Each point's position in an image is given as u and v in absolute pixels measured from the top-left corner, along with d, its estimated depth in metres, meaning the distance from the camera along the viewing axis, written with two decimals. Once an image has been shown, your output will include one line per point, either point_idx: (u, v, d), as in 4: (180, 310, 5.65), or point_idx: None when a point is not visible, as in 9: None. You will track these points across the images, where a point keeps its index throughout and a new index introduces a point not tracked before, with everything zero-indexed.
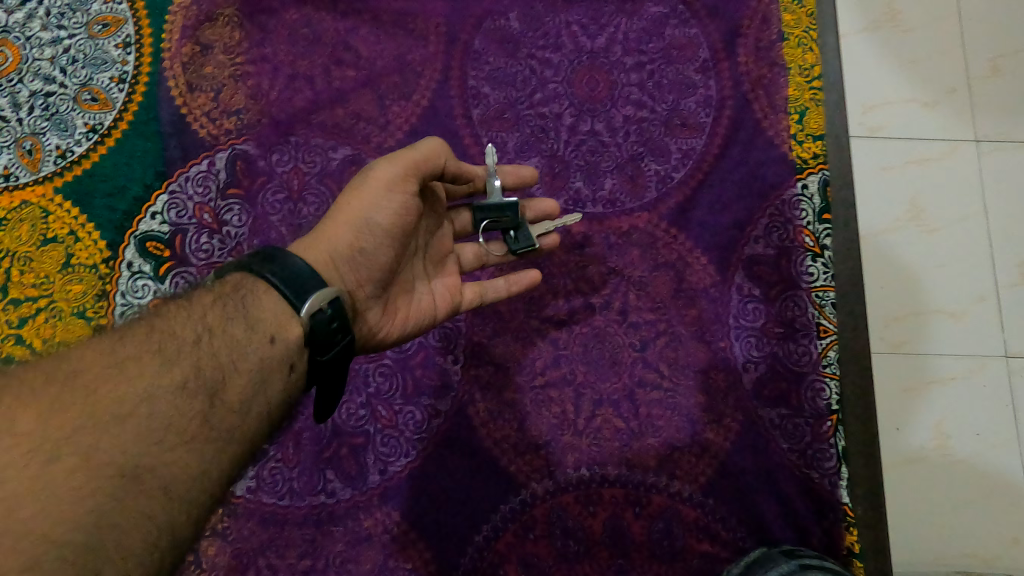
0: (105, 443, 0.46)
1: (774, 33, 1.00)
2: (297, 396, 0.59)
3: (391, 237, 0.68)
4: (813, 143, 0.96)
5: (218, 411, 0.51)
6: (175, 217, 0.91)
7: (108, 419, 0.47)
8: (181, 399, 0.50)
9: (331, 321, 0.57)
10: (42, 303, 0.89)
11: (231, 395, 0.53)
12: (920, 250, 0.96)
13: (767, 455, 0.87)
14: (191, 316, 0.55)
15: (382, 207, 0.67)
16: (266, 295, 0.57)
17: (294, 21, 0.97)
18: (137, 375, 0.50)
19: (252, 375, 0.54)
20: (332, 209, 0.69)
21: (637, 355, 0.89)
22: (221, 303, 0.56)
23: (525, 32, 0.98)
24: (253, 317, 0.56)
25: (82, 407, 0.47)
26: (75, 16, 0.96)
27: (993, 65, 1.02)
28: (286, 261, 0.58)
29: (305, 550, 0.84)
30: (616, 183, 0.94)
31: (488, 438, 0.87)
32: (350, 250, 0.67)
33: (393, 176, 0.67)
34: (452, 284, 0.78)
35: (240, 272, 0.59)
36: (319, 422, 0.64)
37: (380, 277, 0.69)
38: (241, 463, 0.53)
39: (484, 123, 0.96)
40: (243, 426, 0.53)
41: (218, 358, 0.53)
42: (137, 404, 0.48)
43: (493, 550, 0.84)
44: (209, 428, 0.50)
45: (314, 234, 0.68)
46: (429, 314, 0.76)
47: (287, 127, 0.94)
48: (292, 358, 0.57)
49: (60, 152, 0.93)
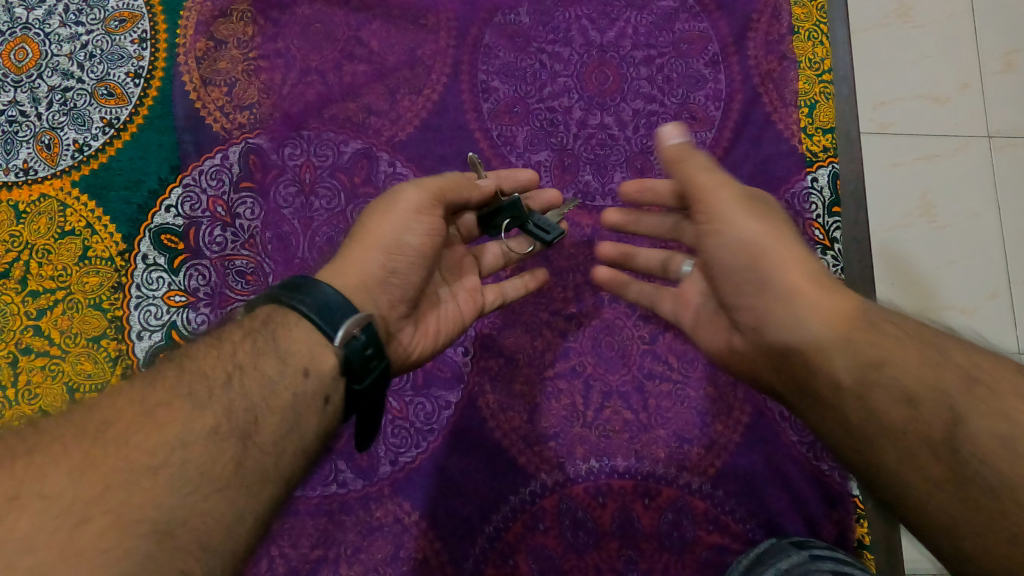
0: (138, 498, 0.44)
1: (784, 26, 1.01)
2: (335, 429, 0.58)
3: (421, 256, 0.68)
4: (822, 136, 0.98)
5: (252, 452, 0.50)
6: (189, 210, 0.92)
7: (139, 470, 0.45)
8: (213, 445, 0.49)
9: (364, 348, 0.57)
10: (60, 295, 0.90)
11: (265, 435, 0.51)
12: (932, 245, 1.02)
13: (776, 446, 0.87)
14: (220, 355, 0.55)
15: (414, 229, 0.68)
16: (297, 326, 0.57)
17: (306, 16, 0.98)
18: (169, 422, 0.48)
19: (286, 411, 0.53)
20: (354, 239, 0.68)
21: (646, 347, 0.90)
22: (251, 338, 0.56)
23: (535, 27, 0.99)
24: (285, 350, 0.56)
25: (113, 460, 0.45)
26: (92, 12, 0.97)
27: (1006, 61, 1.09)
28: (316, 291, 0.58)
29: (318, 539, 0.84)
30: (626, 176, 0.95)
31: (498, 430, 0.87)
32: (383, 271, 0.66)
33: (419, 202, 0.68)
34: (473, 289, 0.78)
35: (271, 304, 0.58)
36: (360, 451, 0.62)
37: (412, 297, 0.69)
38: (276, 507, 0.51)
39: (494, 117, 0.97)
40: (277, 467, 0.51)
41: (250, 398, 0.53)
42: (170, 453, 0.47)
43: (503, 541, 0.84)
44: (243, 471, 0.49)
45: (338, 263, 0.66)
46: (456, 323, 0.76)
47: (299, 121, 0.96)
48: (327, 392, 0.56)
49: (77, 147, 0.94)
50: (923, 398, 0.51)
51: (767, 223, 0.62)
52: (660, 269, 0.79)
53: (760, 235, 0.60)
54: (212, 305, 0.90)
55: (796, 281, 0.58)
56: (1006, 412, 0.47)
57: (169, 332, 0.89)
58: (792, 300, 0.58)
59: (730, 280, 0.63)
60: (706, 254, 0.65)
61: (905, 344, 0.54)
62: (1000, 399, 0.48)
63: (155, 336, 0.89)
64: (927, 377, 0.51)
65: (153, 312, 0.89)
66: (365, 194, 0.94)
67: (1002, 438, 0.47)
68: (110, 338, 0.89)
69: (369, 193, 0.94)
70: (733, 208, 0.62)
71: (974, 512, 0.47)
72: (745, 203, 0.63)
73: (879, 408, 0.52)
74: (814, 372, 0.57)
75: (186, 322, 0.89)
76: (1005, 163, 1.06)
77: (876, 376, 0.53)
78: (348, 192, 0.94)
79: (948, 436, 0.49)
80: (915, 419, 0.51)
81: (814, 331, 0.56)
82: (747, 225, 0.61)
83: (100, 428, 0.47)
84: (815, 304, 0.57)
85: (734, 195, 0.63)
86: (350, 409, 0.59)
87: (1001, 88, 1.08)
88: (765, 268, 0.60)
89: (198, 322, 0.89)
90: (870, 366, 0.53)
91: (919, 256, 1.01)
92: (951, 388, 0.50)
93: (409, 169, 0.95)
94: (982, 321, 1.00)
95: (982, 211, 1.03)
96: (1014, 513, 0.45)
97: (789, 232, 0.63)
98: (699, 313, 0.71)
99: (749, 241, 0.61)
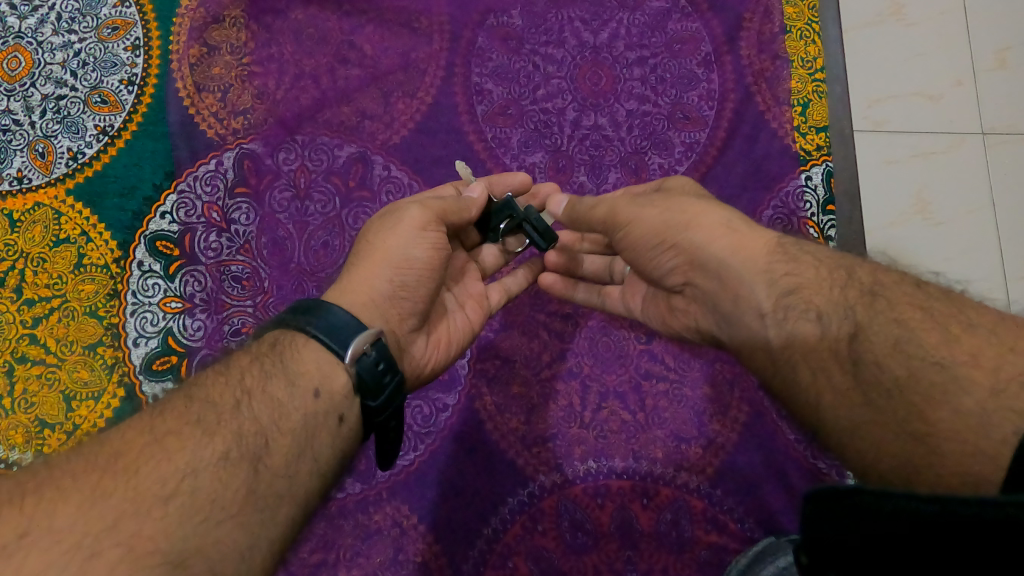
0: (149, 528, 0.44)
1: (776, 26, 1.01)
2: (353, 448, 0.59)
3: (430, 269, 0.68)
4: (815, 135, 0.98)
5: (264, 477, 0.50)
6: (184, 216, 0.92)
7: (151, 501, 0.45)
8: (223, 471, 0.49)
9: (376, 364, 0.57)
10: (56, 303, 0.90)
11: (275, 459, 0.52)
12: (929, 241, 1.02)
13: (773, 445, 0.88)
14: (228, 381, 0.55)
15: (419, 243, 0.67)
16: (306, 346, 0.58)
17: (299, 21, 0.99)
18: (178, 449, 0.49)
19: (296, 434, 0.54)
20: (359, 254, 0.68)
21: (643, 348, 0.90)
22: (259, 362, 0.57)
23: (528, 29, 0.99)
24: (293, 371, 0.56)
25: (122, 490, 0.45)
26: (85, 20, 0.97)
27: (998, 57, 1.10)
28: (326, 314, 0.58)
29: (316, 544, 0.84)
30: (620, 177, 0.95)
31: (496, 432, 0.87)
32: (392, 286, 0.65)
33: (420, 217, 0.68)
34: (478, 296, 0.79)
35: (279, 328, 0.60)
36: (383, 469, 0.63)
37: (421, 310, 0.68)
38: (293, 528, 0.52)
39: (488, 119, 0.97)
40: (291, 490, 0.52)
41: (260, 421, 0.53)
42: (180, 480, 0.47)
43: (502, 543, 0.84)
44: (255, 495, 0.49)
45: (344, 280, 0.66)
46: (465, 329, 0.77)
47: (293, 126, 0.96)
48: (341, 410, 0.57)
49: (71, 154, 0.94)
50: (830, 315, 0.56)
51: (662, 204, 0.67)
52: (608, 274, 0.83)
53: (659, 216, 0.66)
54: (208, 311, 0.90)
55: (704, 231, 0.63)
56: (898, 318, 0.53)
57: (166, 339, 0.89)
58: (705, 249, 0.63)
59: (648, 257, 0.68)
60: (625, 253, 0.71)
61: (817, 270, 0.59)
62: (895, 308, 0.54)
63: (151, 343, 0.89)
64: (835, 297, 0.57)
65: (149, 319, 0.89)
66: (359, 198, 0.94)
67: (895, 342, 0.52)
68: (107, 346, 0.88)
69: (364, 197, 0.94)
70: (631, 208, 0.68)
71: (873, 410, 0.53)
72: (637, 200, 0.69)
73: (794, 329, 0.57)
74: (740, 308, 0.61)
75: (183, 328, 0.89)
76: (999, 157, 1.06)
77: (791, 299, 0.58)
78: (343, 196, 0.94)
79: (850, 345, 0.54)
80: (824, 334, 0.56)
81: (733, 268, 0.61)
82: (644, 214, 0.67)
83: (110, 460, 0.47)
84: (728, 245, 0.62)
85: (627, 201, 0.69)
86: (367, 428, 0.59)
87: (995, 85, 1.09)
88: (674, 236, 0.65)
89: (195, 328, 0.89)
90: (784, 292, 0.58)
91: (914, 253, 1.01)
92: (853, 302, 0.55)
93: (404, 172, 0.95)
94: None
95: (978, 208, 1.04)
96: (919, 413, 0.50)
97: (689, 199, 0.67)
98: (647, 293, 0.76)
99: (652, 226, 0.66)
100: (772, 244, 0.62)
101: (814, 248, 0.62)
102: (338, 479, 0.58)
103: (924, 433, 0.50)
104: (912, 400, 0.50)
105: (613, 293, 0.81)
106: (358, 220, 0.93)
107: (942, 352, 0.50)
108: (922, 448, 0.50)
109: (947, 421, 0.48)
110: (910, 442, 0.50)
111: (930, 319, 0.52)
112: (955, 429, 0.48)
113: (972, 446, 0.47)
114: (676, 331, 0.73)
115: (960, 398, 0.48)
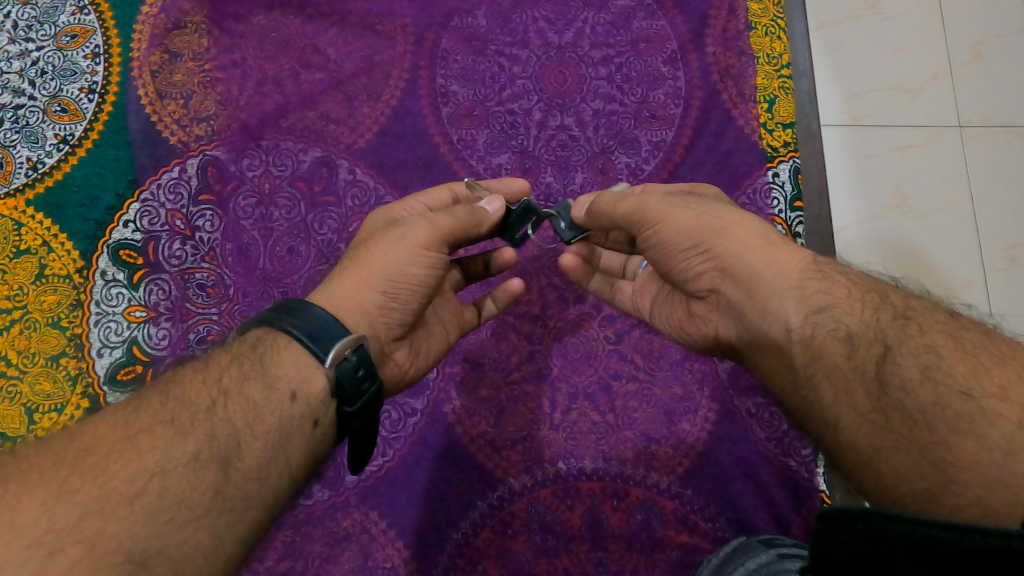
0: (113, 527, 0.43)
1: (741, 22, 1.01)
2: (326, 450, 0.57)
3: (424, 286, 0.66)
4: (782, 132, 0.98)
5: (233, 479, 0.49)
6: (147, 224, 0.91)
7: (116, 499, 0.44)
8: (193, 472, 0.47)
9: (356, 370, 0.55)
10: (17, 315, 0.89)
11: (248, 461, 0.50)
12: (908, 235, 1.02)
13: (743, 443, 0.87)
14: (206, 379, 0.53)
15: (418, 261, 0.65)
16: (286, 349, 0.56)
17: (261, 26, 0.98)
18: (149, 448, 0.47)
19: (269, 437, 0.52)
20: (353, 257, 0.66)
21: (612, 348, 0.90)
22: (238, 363, 0.55)
23: (492, 30, 0.99)
24: (271, 374, 0.54)
25: (89, 488, 0.44)
26: (43, 28, 0.96)
27: (975, 50, 1.10)
28: (308, 314, 0.56)
29: (284, 551, 0.83)
30: (587, 177, 0.94)
31: (465, 435, 0.87)
32: (383, 299, 0.64)
33: (425, 236, 0.65)
34: (455, 309, 0.78)
35: (263, 326, 0.57)
36: (355, 472, 0.62)
37: (407, 322, 0.67)
38: (261, 531, 0.51)
39: (453, 121, 0.96)
40: (261, 493, 0.50)
41: (234, 424, 0.51)
42: (148, 480, 0.46)
43: (471, 547, 0.83)
44: (222, 497, 0.48)
45: (333, 281, 0.65)
46: (442, 342, 0.76)
47: (257, 131, 0.95)
48: (316, 414, 0.55)
49: (31, 164, 0.93)
50: (861, 336, 0.54)
51: (698, 208, 0.64)
52: (619, 270, 0.82)
53: (694, 217, 0.63)
54: (174, 320, 0.89)
55: (741, 240, 0.61)
56: (930, 346, 0.51)
57: (130, 348, 0.88)
58: (740, 258, 0.60)
59: (674, 261, 0.66)
60: (647, 252, 0.68)
61: (850, 291, 0.57)
62: (926, 334, 0.52)
63: (116, 352, 0.88)
64: (866, 319, 0.54)
65: (113, 328, 0.88)
66: (324, 203, 0.93)
67: (924, 369, 0.50)
68: (69, 357, 0.87)
69: (329, 202, 0.93)
70: (662, 207, 0.65)
71: (893, 437, 0.50)
72: (668, 198, 0.66)
73: (821, 347, 0.55)
74: (766, 321, 0.59)
75: (148, 337, 0.88)
76: (978, 150, 1.06)
77: (821, 317, 0.55)
78: (308, 201, 0.93)
79: (878, 368, 0.52)
80: (851, 356, 0.53)
81: (764, 280, 0.59)
82: (677, 213, 0.64)
83: (78, 456, 0.46)
84: (763, 257, 0.60)
85: (656, 197, 0.66)
86: (341, 431, 0.58)
87: (970, 77, 1.09)
88: (709, 240, 0.62)
89: (160, 337, 0.88)
90: (815, 309, 0.56)
91: (893, 245, 1.01)
92: (885, 325, 0.53)
93: (369, 175, 0.94)
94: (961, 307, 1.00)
95: (957, 201, 1.04)
96: (944, 441, 0.48)
97: (724, 207, 0.65)
98: (657, 295, 0.76)
99: (685, 227, 0.63)
100: (805, 262, 0.59)
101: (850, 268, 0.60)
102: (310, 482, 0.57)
103: (944, 462, 0.48)
104: (935, 430, 0.48)
105: (625, 289, 0.80)
106: (324, 225, 0.92)
107: (970, 383, 0.49)
108: (940, 475, 0.48)
109: (969, 452, 0.47)
110: (926, 466, 0.49)
111: (960, 350, 0.51)
112: (978, 462, 0.46)
113: (998, 476, 0.45)
114: (690, 336, 0.71)
115: (987, 431, 0.47)
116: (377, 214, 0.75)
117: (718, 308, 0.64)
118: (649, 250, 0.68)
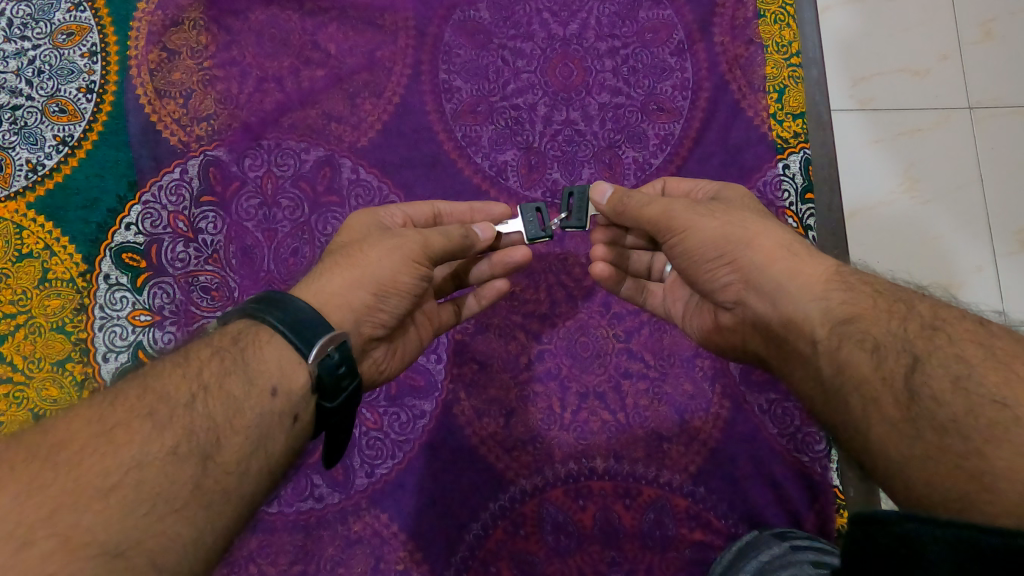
0: (88, 520, 0.42)
1: (750, 11, 0.99)
2: (304, 445, 0.57)
3: (412, 293, 0.66)
4: (792, 122, 0.96)
5: (211, 474, 0.48)
6: (150, 227, 0.90)
7: (91, 493, 0.43)
8: (172, 466, 0.46)
9: (338, 366, 0.55)
10: (20, 320, 0.87)
11: (225, 458, 0.49)
12: (915, 218, 1.00)
13: (756, 441, 0.86)
14: (185, 373, 0.52)
15: (410, 270, 0.65)
16: (269, 344, 0.55)
17: (260, 22, 0.96)
18: (125, 443, 0.46)
19: (250, 434, 0.51)
20: (335, 257, 0.65)
21: (622, 346, 0.89)
22: (218, 357, 0.54)
23: (496, 22, 0.97)
24: (253, 369, 0.53)
25: (63, 481, 0.43)
26: (38, 26, 0.95)
27: (985, 29, 1.07)
28: (291, 306, 0.56)
29: (296, 555, 0.83)
30: (594, 173, 0.93)
31: (474, 437, 0.86)
32: (372, 301, 0.63)
33: (417, 250, 0.65)
34: (431, 311, 0.77)
35: (245, 320, 0.57)
36: (328, 467, 0.62)
37: (391, 323, 0.67)
38: (237, 531, 0.49)
39: (457, 117, 0.95)
40: (240, 489, 0.49)
41: (213, 418, 0.50)
42: (124, 474, 0.45)
43: (483, 548, 0.83)
44: (201, 491, 0.47)
45: (311, 277, 0.63)
46: (416, 343, 0.75)
47: (258, 131, 0.94)
48: (296, 410, 0.54)
49: (31, 166, 0.92)
50: (888, 346, 0.53)
51: (722, 217, 0.65)
52: (646, 270, 0.82)
53: (719, 227, 0.64)
54: (179, 323, 0.88)
55: (765, 252, 0.62)
56: (960, 355, 0.50)
57: (135, 352, 0.87)
58: (765, 271, 0.61)
59: (702, 269, 0.66)
60: (675, 260, 0.69)
61: (875, 300, 0.56)
62: (955, 344, 0.51)
63: (121, 357, 0.87)
64: (893, 329, 0.54)
65: (118, 333, 0.87)
66: (328, 203, 0.92)
67: (955, 379, 0.49)
68: (75, 362, 0.86)
69: (332, 202, 0.92)
70: (685, 215, 0.66)
71: (923, 445, 0.49)
72: (695, 206, 0.67)
73: (847, 358, 0.54)
74: (792, 332, 0.59)
75: (153, 341, 0.87)
76: (988, 132, 1.04)
77: (849, 329, 0.55)
78: (311, 201, 0.92)
79: (907, 377, 0.51)
80: (879, 366, 0.53)
81: (791, 295, 0.59)
82: (701, 222, 0.65)
83: (54, 451, 0.45)
84: (787, 269, 0.60)
85: (682, 203, 0.67)
86: (319, 426, 0.58)
87: (980, 57, 1.06)
88: (735, 251, 0.63)
89: (165, 340, 0.87)
90: (841, 321, 0.56)
91: (902, 229, 0.99)
92: (912, 336, 0.53)
93: (373, 174, 0.93)
94: (970, 294, 0.98)
95: (966, 185, 1.02)
96: (990, 452, 0.45)
97: (750, 215, 0.66)
98: (688, 301, 0.76)
99: (711, 237, 0.64)
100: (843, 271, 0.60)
101: (878, 277, 0.60)
102: (285, 477, 0.56)
103: (978, 471, 0.46)
104: (968, 438, 0.47)
105: (656, 292, 0.80)
106: (328, 226, 0.91)
107: (1004, 392, 0.47)
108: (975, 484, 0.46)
109: (1004, 460, 0.45)
110: (959, 475, 0.47)
111: (992, 358, 0.49)
112: (1014, 471, 0.44)
113: None
114: (718, 345, 0.71)
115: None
116: (356, 214, 0.74)
117: (744, 319, 0.64)
118: (676, 258, 0.69)
